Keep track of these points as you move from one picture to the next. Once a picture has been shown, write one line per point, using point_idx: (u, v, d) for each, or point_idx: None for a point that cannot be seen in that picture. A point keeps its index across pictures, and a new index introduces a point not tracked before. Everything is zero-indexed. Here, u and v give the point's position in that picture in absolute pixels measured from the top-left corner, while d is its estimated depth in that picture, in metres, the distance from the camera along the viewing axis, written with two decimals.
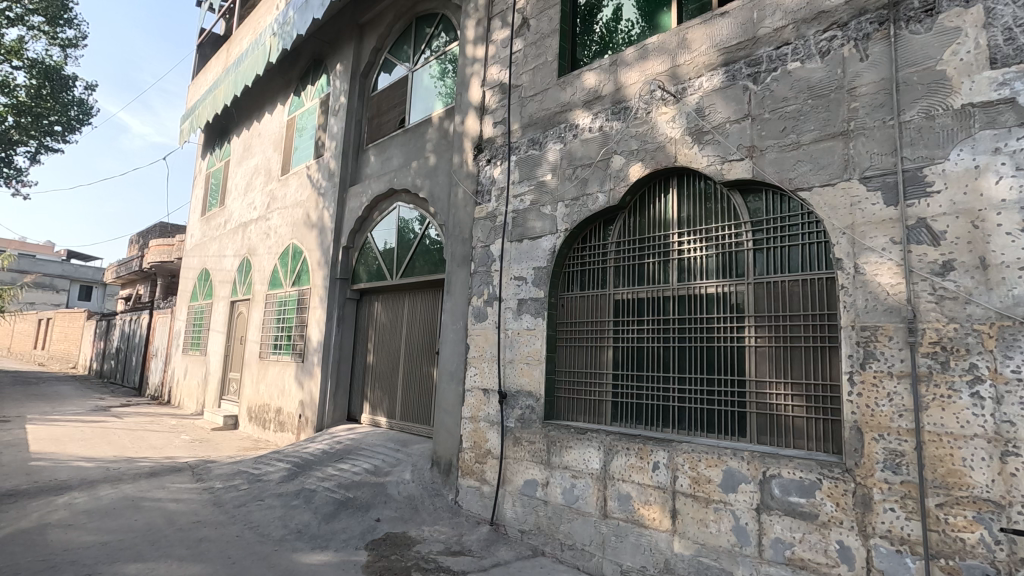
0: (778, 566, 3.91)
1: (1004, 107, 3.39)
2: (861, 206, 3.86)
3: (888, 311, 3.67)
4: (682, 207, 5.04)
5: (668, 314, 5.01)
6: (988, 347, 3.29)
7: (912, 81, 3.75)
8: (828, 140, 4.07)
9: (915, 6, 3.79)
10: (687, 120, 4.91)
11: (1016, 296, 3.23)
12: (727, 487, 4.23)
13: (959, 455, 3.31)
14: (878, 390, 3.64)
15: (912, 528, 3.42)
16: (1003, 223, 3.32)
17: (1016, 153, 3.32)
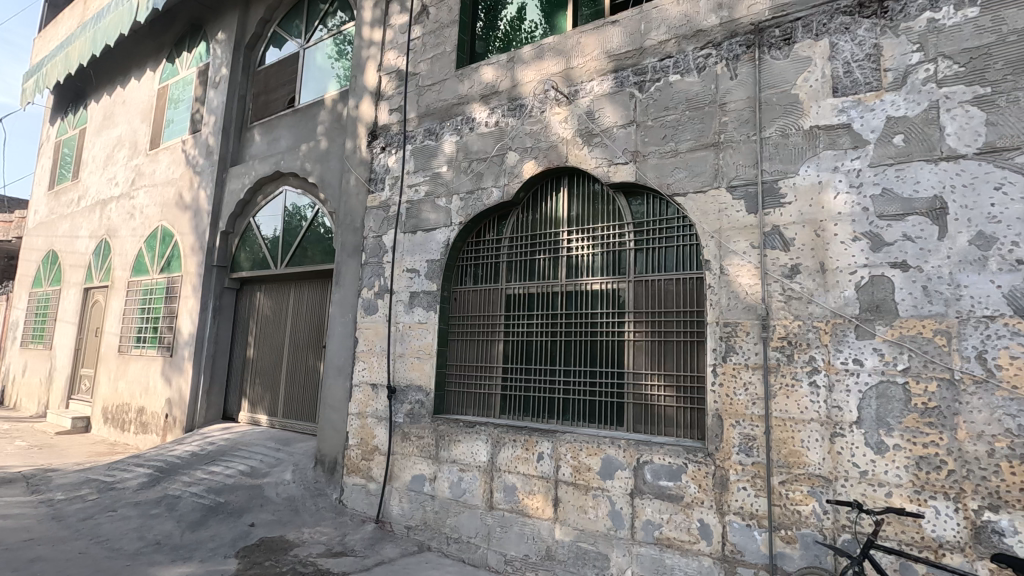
0: (649, 546, 4.18)
1: (842, 131, 3.86)
2: (727, 213, 4.22)
3: (746, 308, 4.05)
4: (572, 206, 5.22)
5: (556, 309, 5.17)
6: (824, 341, 3.74)
7: (772, 101, 4.15)
8: (701, 150, 4.40)
9: (776, 34, 4.20)
10: (579, 121, 5.07)
11: (846, 297, 3.71)
12: (605, 474, 4.45)
13: (798, 437, 3.74)
14: (737, 380, 4.01)
15: (760, 504, 3.81)
16: (839, 233, 3.78)
17: (850, 172, 3.79)
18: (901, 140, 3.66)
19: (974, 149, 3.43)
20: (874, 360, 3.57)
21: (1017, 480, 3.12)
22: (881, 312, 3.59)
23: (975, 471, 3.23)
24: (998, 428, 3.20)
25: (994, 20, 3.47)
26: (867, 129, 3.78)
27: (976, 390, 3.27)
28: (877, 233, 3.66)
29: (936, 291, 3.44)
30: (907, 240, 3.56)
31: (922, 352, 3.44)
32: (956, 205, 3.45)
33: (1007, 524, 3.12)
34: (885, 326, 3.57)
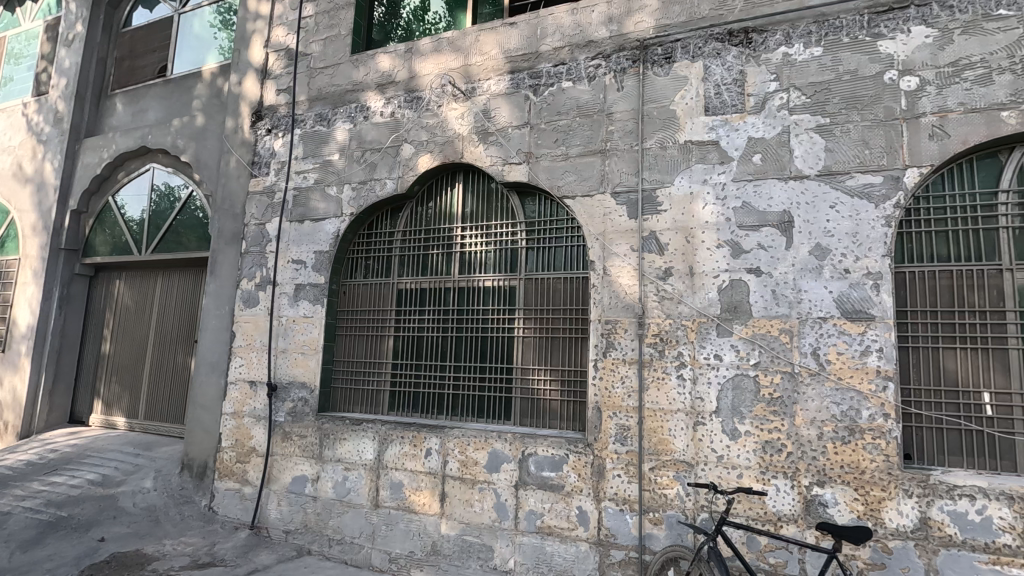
0: (530, 535, 4.33)
1: (711, 147, 4.24)
2: (610, 217, 4.47)
3: (625, 307, 4.32)
4: (467, 202, 5.25)
5: (448, 305, 5.17)
6: (690, 338, 4.10)
7: (653, 114, 4.46)
8: (589, 156, 4.62)
9: (658, 53, 4.51)
10: (475, 119, 5.10)
11: (710, 299, 4.08)
12: (491, 467, 4.54)
13: (667, 427, 4.07)
14: (615, 375, 4.27)
15: (632, 489, 4.10)
16: (706, 240, 4.15)
17: (717, 186, 4.18)
18: (759, 159, 4.10)
19: (816, 171, 3.93)
20: (732, 356, 3.97)
21: (839, 458, 3.64)
22: (738, 312, 4.00)
23: (808, 452, 3.71)
24: (826, 414, 3.70)
25: (834, 60, 3.99)
26: (731, 147, 4.18)
27: (810, 381, 3.76)
28: (737, 241, 4.07)
29: (783, 295, 3.90)
30: (761, 249, 4.00)
31: (770, 349, 3.88)
32: (801, 220, 3.92)
33: (830, 496, 3.63)
34: (741, 325, 3.98)
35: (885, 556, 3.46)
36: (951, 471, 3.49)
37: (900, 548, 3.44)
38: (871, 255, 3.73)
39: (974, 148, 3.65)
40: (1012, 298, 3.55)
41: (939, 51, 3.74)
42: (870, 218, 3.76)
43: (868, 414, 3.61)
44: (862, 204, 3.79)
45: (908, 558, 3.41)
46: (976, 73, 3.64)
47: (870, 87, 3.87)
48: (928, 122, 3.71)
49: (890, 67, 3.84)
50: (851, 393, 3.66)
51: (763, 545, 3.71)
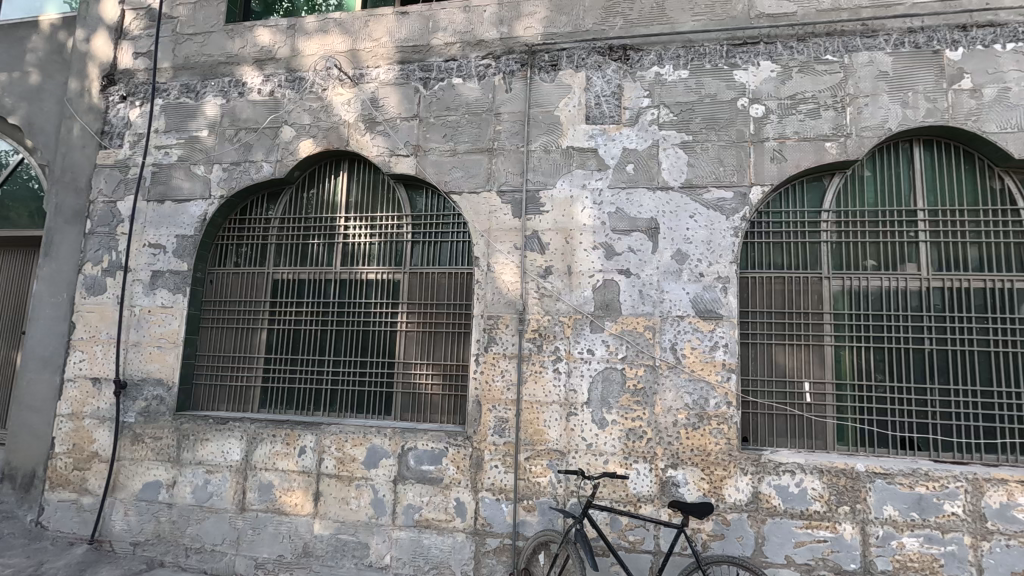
0: (407, 529, 4.33)
1: (590, 154, 4.50)
2: (495, 215, 4.58)
3: (507, 303, 4.46)
4: (351, 192, 5.08)
5: (328, 297, 4.98)
6: (566, 334, 4.34)
7: (539, 118, 4.64)
8: (477, 154, 4.69)
9: (545, 59, 4.69)
10: (362, 106, 4.95)
11: (585, 297, 4.34)
12: (369, 463, 4.46)
13: (542, 418, 4.28)
14: (495, 368, 4.39)
15: (508, 479, 4.26)
16: (583, 242, 4.40)
17: (595, 191, 4.45)
18: (631, 168, 4.42)
19: (679, 183, 4.33)
20: (603, 351, 4.27)
21: (690, 443, 4.05)
22: (610, 310, 4.30)
23: (664, 438, 4.09)
24: (681, 403, 4.11)
25: (698, 84, 4.41)
26: (608, 155, 4.47)
27: (668, 373, 4.15)
28: (610, 244, 4.37)
29: (648, 295, 4.26)
30: (631, 252, 4.33)
31: (636, 344, 4.22)
32: (665, 227, 4.30)
33: (681, 477, 4.03)
34: (611, 322, 4.29)
35: (724, 527, 3.92)
36: (778, 451, 4.03)
37: (736, 520, 3.91)
38: (722, 261, 4.19)
39: (804, 172, 4.23)
40: (829, 302, 4.17)
41: (781, 85, 4.29)
42: (722, 228, 4.23)
43: (715, 403, 4.06)
44: (716, 215, 4.24)
45: (742, 527, 3.90)
46: (808, 107, 4.22)
47: (726, 111, 4.34)
48: (771, 146, 4.24)
49: (743, 94, 4.33)
50: (702, 384, 4.10)
51: (624, 524, 4.04)
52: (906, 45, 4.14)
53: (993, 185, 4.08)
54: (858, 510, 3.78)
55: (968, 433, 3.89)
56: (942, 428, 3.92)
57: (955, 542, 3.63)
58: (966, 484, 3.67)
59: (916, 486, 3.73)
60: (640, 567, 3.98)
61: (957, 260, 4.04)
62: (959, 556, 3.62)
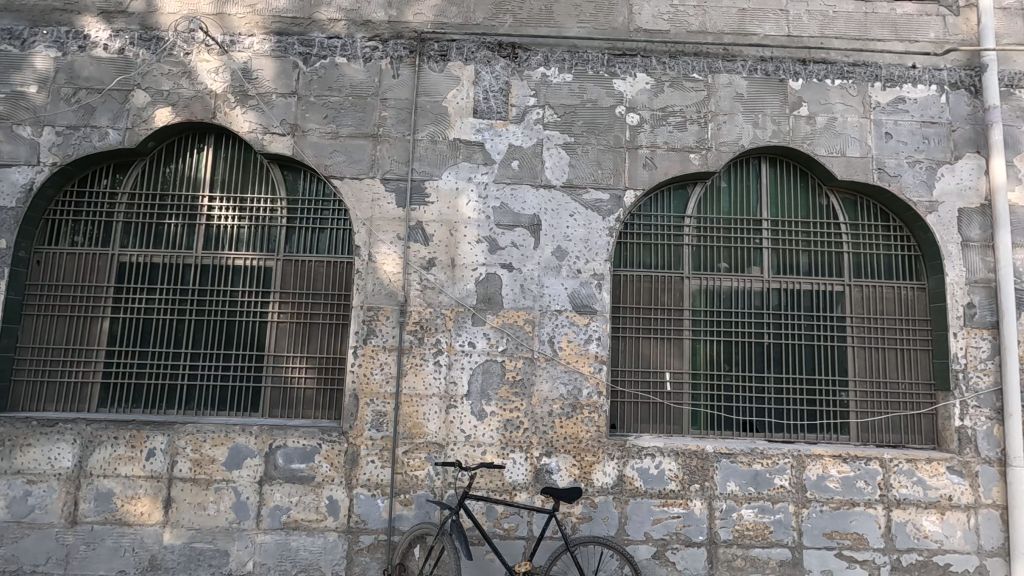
0: (273, 532, 4.08)
1: (477, 148, 4.52)
2: (378, 203, 4.45)
3: (388, 295, 4.35)
4: (217, 169, 4.64)
5: (187, 284, 4.52)
6: (448, 326, 4.33)
7: (426, 107, 4.56)
8: (360, 138, 4.51)
9: (434, 48, 4.63)
10: (232, 77, 4.54)
11: (468, 290, 4.36)
12: (231, 464, 4.13)
13: (422, 411, 4.24)
14: (374, 361, 4.28)
15: (385, 474, 4.17)
16: (467, 235, 4.42)
17: (480, 185, 4.48)
18: (516, 165, 4.51)
19: (561, 182, 4.49)
20: (483, 343, 4.32)
21: (563, 431, 4.24)
22: (492, 303, 4.36)
23: (540, 427, 4.24)
24: (556, 394, 4.28)
25: (581, 88, 4.60)
26: (494, 150, 4.52)
27: (545, 365, 4.31)
28: (494, 238, 4.42)
29: (529, 289, 4.38)
30: (513, 247, 4.42)
31: (516, 337, 4.33)
32: (547, 224, 4.45)
33: (554, 464, 4.21)
34: (493, 316, 4.35)
35: (591, 509, 4.16)
36: (641, 436, 4.36)
37: (603, 502, 4.17)
38: (597, 259, 4.42)
39: (671, 180, 4.59)
40: (689, 300, 4.57)
41: (654, 97, 4.61)
42: (599, 228, 4.46)
43: (587, 393, 4.29)
44: (593, 215, 4.47)
45: (608, 509, 4.16)
46: (676, 120, 4.58)
47: (605, 117, 4.58)
48: (644, 153, 4.54)
49: (620, 102, 4.59)
50: (576, 375, 4.30)
51: (500, 512, 4.14)
52: (758, 72, 4.64)
53: (822, 200, 4.71)
54: (706, 487, 4.19)
55: (795, 415, 4.47)
56: (775, 412, 4.48)
57: (782, 510, 4.16)
58: (792, 460, 4.22)
59: (754, 464, 4.22)
60: (513, 553, 4.10)
61: (792, 265, 4.62)
62: (785, 523, 4.16)
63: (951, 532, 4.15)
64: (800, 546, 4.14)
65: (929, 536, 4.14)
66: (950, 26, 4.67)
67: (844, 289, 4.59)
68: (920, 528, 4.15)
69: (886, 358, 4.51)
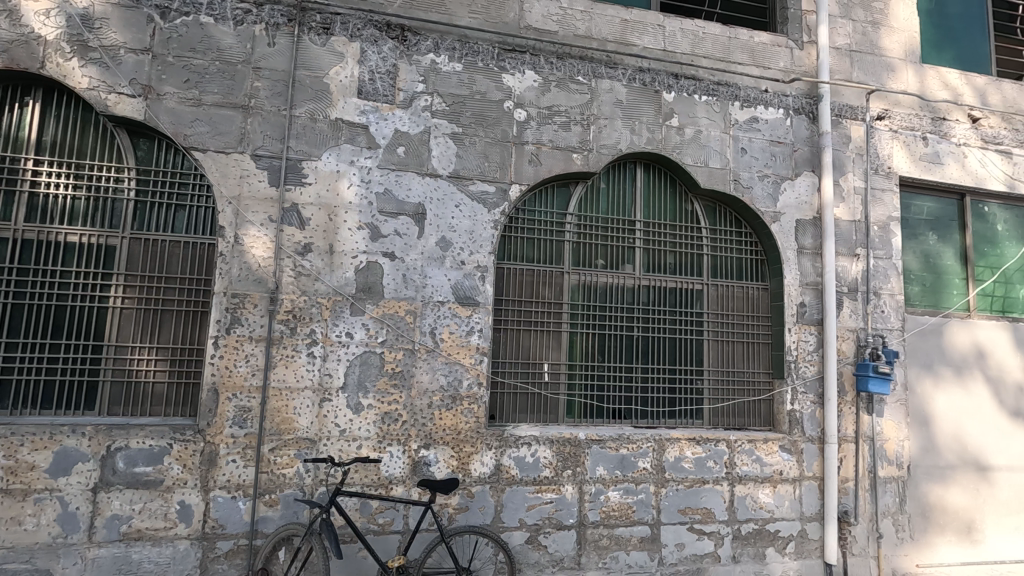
0: (110, 545, 3.63)
1: (361, 130, 4.32)
2: (248, 181, 4.09)
3: (256, 281, 4.03)
4: (46, 129, 3.98)
5: (1, 262, 3.83)
6: (324, 316, 4.11)
7: (305, 82, 4.27)
8: (228, 109, 4.11)
9: (316, 20, 4.34)
10: (68, 23, 3.91)
11: (347, 278, 4.17)
12: (57, 471, 3.59)
13: (292, 405, 3.99)
14: (238, 353, 3.94)
15: (247, 473, 3.86)
16: (347, 220, 4.22)
17: (363, 169, 4.29)
18: (402, 151, 4.38)
19: (447, 172, 4.44)
20: (362, 334, 4.16)
21: (442, 423, 4.21)
22: (372, 293, 4.21)
23: (419, 420, 4.18)
24: (436, 385, 4.24)
25: (470, 79, 4.58)
26: (380, 135, 4.35)
27: (426, 357, 4.25)
28: (376, 225, 4.27)
29: (411, 279, 4.29)
30: (397, 236, 4.30)
31: (396, 328, 4.22)
32: (432, 214, 4.38)
33: (433, 456, 4.17)
34: (373, 305, 4.20)
35: (468, 499, 4.19)
36: (519, 426, 4.47)
37: (480, 492, 4.22)
38: (482, 252, 4.44)
39: (554, 177, 4.73)
40: (568, 294, 4.75)
41: (541, 95, 4.71)
42: (484, 220, 4.48)
43: (467, 384, 4.30)
44: (479, 207, 4.48)
45: (484, 498, 4.22)
46: (561, 120, 4.73)
47: (494, 110, 4.59)
48: (529, 150, 4.63)
49: (509, 97, 4.64)
50: (457, 366, 4.30)
51: (374, 508, 4.02)
52: (637, 81, 4.93)
53: (687, 205, 5.12)
54: (578, 473, 4.40)
55: (658, 403, 4.84)
56: (641, 400, 4.81)
57: (644, 491, 4.50)
58: (653, 444, 4.57)
59: (620, 449, 4.50)
60: (387, 549, 4.02)
61: (659, 264, 4.98)
62: (646, 502, 4.49)
63: (780, 502, 4.75)
64: (658, 523, 4.50)
65: (763, 507, 4.71)
66: (796, 58, 5.29)
67: (703, 288, 5.04)
68: (756, 500, 4.70)
69: (735, 350, 5.03)
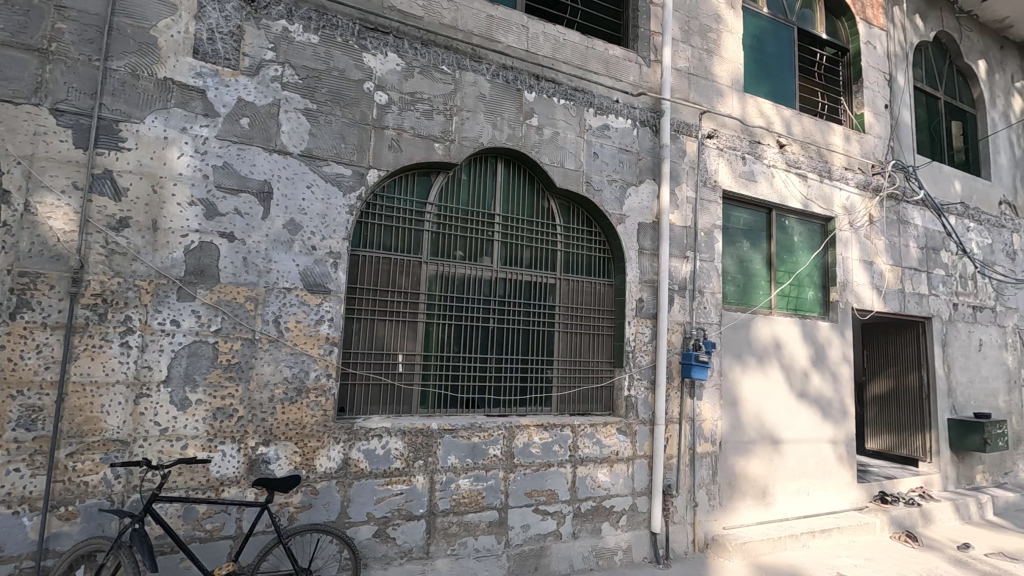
0: None
1: (196, 95, 3.87)
2: (44, 139, 3.46)
3: (54, 258, 3.43)
4: None
5: None
6: (143, 301, 3.63)
7: (125, 32, 3.72)
8: (19, 51, 3.44)
9: None
10: None
11: (174, 259, 3.72)
12: None
13: (98, 403, 3.47)
14: (26, 342, 3.33)
15: (36, 484, 3.29)
16: (176, 194, 3.76)
17: (197, 138, 3.85)
18: (246, 123, 4.01)
19: (298, 150, 4.15)
20: (191, 322, 3.74)
21: (284, 418, 3.95)
22: (204, 277, 3.80)
23: (257, 415, 3.88)
24: (279, 378, 3.96)
25: (326, 53, 4.31)
26: (219, 102, 3.93)
27: (268, 348, 3.95)
28: (212, 202, 3.86)
29: (253, 263, 3.95)
30: (237, 215, 3.92)
31: (233, 316, 3.86)
32: (279, 193, 4.07)
33: (272, 453, 3.90)
34: (205, 290, 3.80)
35: (312, 497, 3.99)
36: (369, 418, 4.34)
37: (324, 488, 4.03)
38: (334, 237, 4.23)
39: (414, 166, 4.65)
40: (425, 285, 4.71)
41: (403, 80, 4.60)
42: (338, 204, 4.26)
43: (314, 376, 4.08)
44: (333, 190, 4.25)
45: (330, 494, 4.04)
46: (423, 107, 4.66)
47: (352, 89, 4.38)
48: (389, 135, 4.50)
49: (369, 78, 4.46)
50: (303, 357, 4.05)
51: (201, 513, 3.65)
52: (500, 77, 5.02)
53: (543, 203, 5.35)
54: (429, 462, 4.40)
55: (509, 392, 5.01)
56: (494, 389, 4.94)
57: (493, 477, 4.64)
58: (504, 432, 4.72)
59: (472, 437, 4.59)
60: (216, 556, 3.68)
61: (516, 259, 5.15)
62: (495, 488, 4.64)
63: (615, 480, 5.19)
64: (506, 507, 4.67)
65: (601, 486, 5.11)
66: (644, 74, 5.77)
67: (555, 283, 5.30)
68: (595, 480, 5.09)
69: (582, 341, 5.38)
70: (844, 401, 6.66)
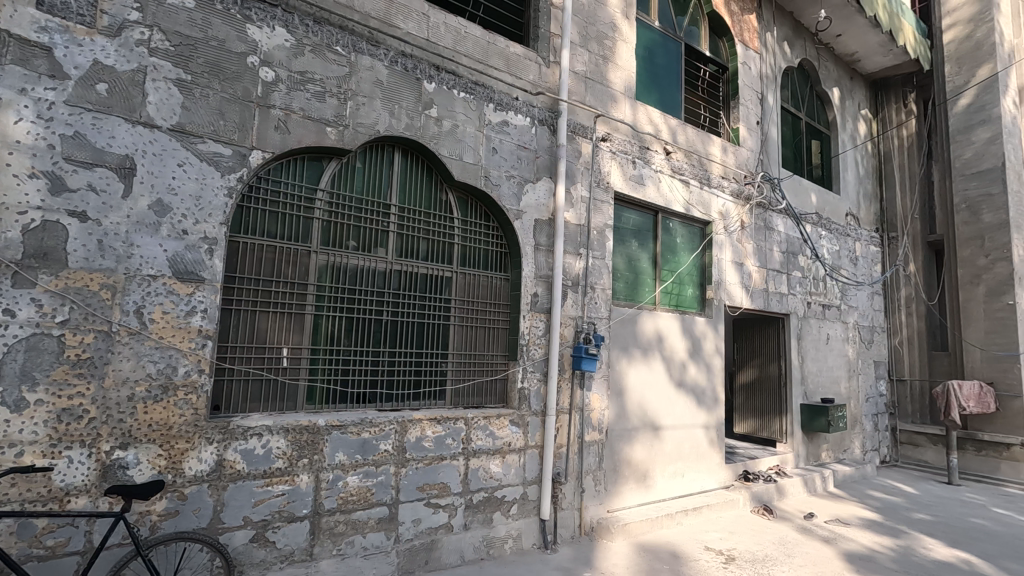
0: None
1: (39, 52, 3.38)
2: None
3: None
4: None
5: None
6: None
7: None
8: None
9: None
10: None
11: (8, 239, 3.24)
12: None
13: None
14: None
15: None
16: (11, 164, 3.27)
17: (40, 101, 3.37)
18: (104, 89, 3.57)
19: (168, 124, 3.77)
20: (30, 312, 3.28)
21: (147, 418, 3.59)
22: (48, 261, 3.35)
23: (114, 415, 3.49)
24: (141, 374, 3.59)
25: (204, 21, 3.95)
26: (69, 63, 3.47)
27: (128, 341, 3.56)
28: (59, 175, 3.40)
29: (109, 247, 3.54)
30: (90, 191, 3.49)
31: (85, 305, 3.44)
32: (144, 170, 3.67)
33: (132, 457, 3.53)
34: (49, 276, 3.35)
35: (179, 503, 3.67)
36: (248, 416, 4.07)
37: (194, 493, 3.72)
38: (210, 221, 3.90)
39: (304, 149, 4.41)
40: (314, 275, 4.49)
41: (293, 57, 4.33)
42: (215, 185, 3.93)
43: (184, 371, 3.74)
44: (209, 170, 3.91)
45: (200, 499, 3.74)
46: (315, 88, 4.43)
47: (233, 63, 4.06)
48: (276, 115, 4.23)
49: (253, 52, 4.15)
50: (170, 351, 3.70)
51: (40, 528, 3.23)
52: (398, 64, 4.89)
53: (441, 195, 5.31)
54: (314, 461, 4.21)
55: (402, 386, 4.93)
56: (386, 383, 4.84)
57: (383, 472, 4.54)
58: (396, 426, 4.63)
59: (362, 433, 4.46)
60: None
61: (412, 251, 5.06)
62: (385, 484, 4.55)
63: (507, 470, 5.29)
64: (396, 502, 4.60)
65: (493, 477, 5.19)
66: (543, 74, 5.90)
67: (452, 276, 5.29)
68: (487, 471, 5.15)
69: (477, 335, 5.41)
70: (716, 389, 7.29)
